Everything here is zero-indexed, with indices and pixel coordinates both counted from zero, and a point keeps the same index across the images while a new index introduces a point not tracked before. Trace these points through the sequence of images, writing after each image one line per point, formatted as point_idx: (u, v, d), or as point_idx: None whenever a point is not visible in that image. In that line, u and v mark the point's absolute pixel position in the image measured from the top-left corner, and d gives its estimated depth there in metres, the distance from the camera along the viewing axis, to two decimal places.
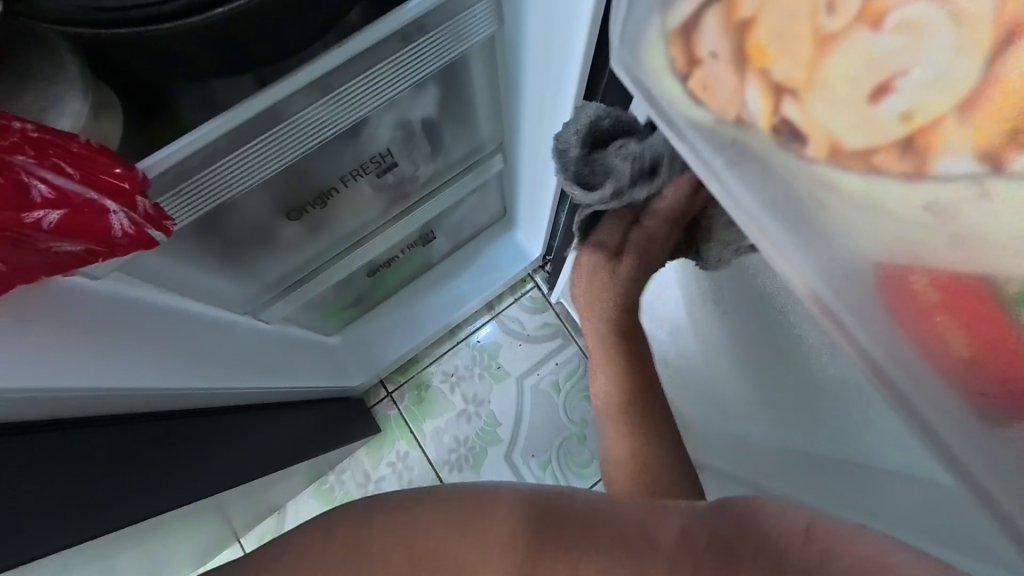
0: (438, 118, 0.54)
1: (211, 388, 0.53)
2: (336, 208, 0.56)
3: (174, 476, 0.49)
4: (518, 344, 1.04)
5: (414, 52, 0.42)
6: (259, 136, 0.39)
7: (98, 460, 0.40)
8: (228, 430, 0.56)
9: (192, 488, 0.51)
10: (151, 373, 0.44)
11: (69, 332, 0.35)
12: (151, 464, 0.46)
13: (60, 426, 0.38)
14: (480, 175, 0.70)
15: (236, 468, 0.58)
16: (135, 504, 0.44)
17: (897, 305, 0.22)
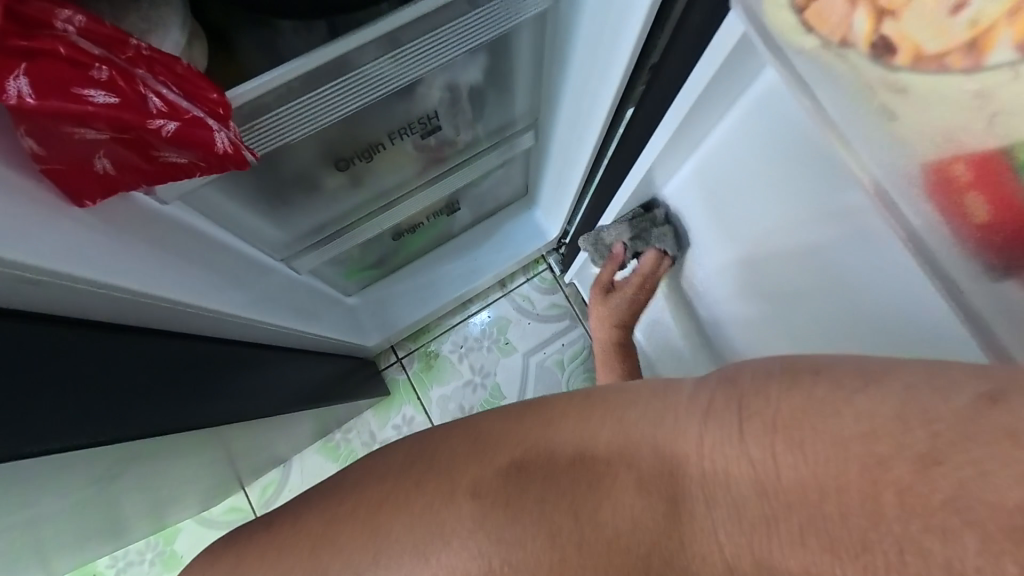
0: (483, 87, 0.57)
1: (254, 323, 0.55)
2: (379, 165, 0.59)
3: (225, 399, 0.48)
4: (527, 321, 1.07)
5: (477, 18, 0.44)
6: (328, 84, 0.41)
7: (164, 366, 0.39)
8: (265, 362, 0.58)
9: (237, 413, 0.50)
10: (205, 294, 0.45)
11: (128, 237, 0.35)
12: (209, 380, 0.45)
13: (127, 328, 0.37)
14: (512, 150, 0.73)
15: (273, 399, 0.59)
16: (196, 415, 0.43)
17: (938, 184, 0.28)
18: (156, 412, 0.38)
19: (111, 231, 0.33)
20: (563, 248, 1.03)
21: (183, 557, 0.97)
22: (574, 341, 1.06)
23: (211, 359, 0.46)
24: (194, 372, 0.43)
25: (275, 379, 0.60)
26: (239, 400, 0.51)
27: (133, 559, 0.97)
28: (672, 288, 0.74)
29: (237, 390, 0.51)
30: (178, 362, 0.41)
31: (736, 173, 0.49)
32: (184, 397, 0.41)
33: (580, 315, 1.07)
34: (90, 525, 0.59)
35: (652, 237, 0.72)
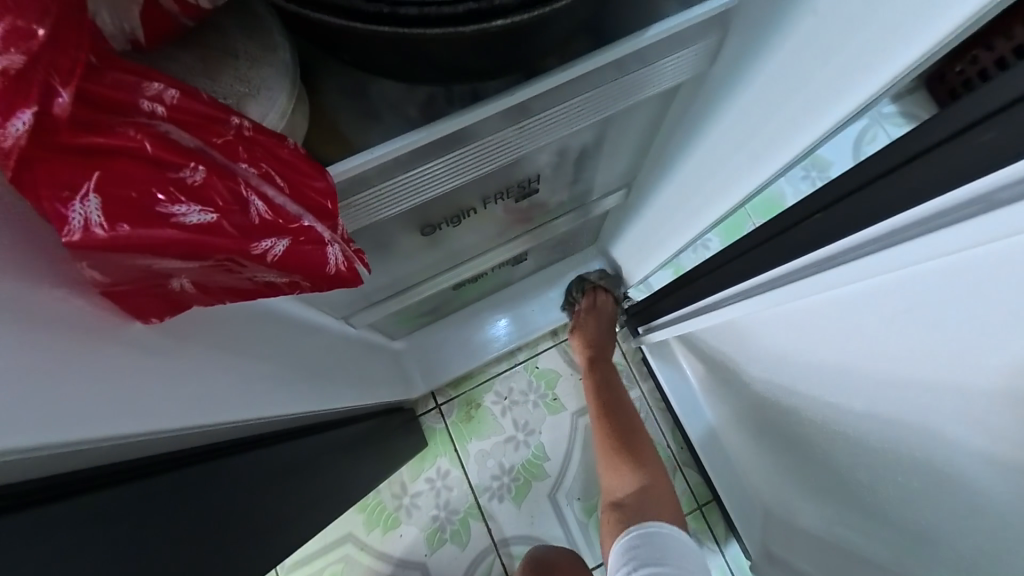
0: (593, 151, 0.49)
1: (315, 409, 0.47)
2: (461, 226, 0.52)
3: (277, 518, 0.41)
4: (579, 377, 0.98)
5: (617, 85, 0.37)
6: (440, 157, 0.34)
7: (203, 506, 0.32)
8: (318, 449, 0.49)
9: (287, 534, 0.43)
10: (269, 395, 0.37)
11: (180, 356, 0.28)
12: (257, 501, 0.38)
13: (154, 465, 0.29)
14: (596, 209, 0.65)
15: (319, 500, 0.51)
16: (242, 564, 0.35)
17: None
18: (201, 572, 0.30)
19: (161, 349, 0.27)
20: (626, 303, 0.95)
21: None
22: None
23: (262, 469, 0.39)
24: (232, 506, 0.35)
25: (322, 478, 0.51)
26: (284, 522, 0.43)
27: None
28: (788, 388, 0.63)
29: (282, 505, 0.42)
30: (214, 499, 0.33)
31: (885, 308, 0.42)
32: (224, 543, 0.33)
33: (636, 376, 0.97)
34: None
35: (761, 334, 0.61)
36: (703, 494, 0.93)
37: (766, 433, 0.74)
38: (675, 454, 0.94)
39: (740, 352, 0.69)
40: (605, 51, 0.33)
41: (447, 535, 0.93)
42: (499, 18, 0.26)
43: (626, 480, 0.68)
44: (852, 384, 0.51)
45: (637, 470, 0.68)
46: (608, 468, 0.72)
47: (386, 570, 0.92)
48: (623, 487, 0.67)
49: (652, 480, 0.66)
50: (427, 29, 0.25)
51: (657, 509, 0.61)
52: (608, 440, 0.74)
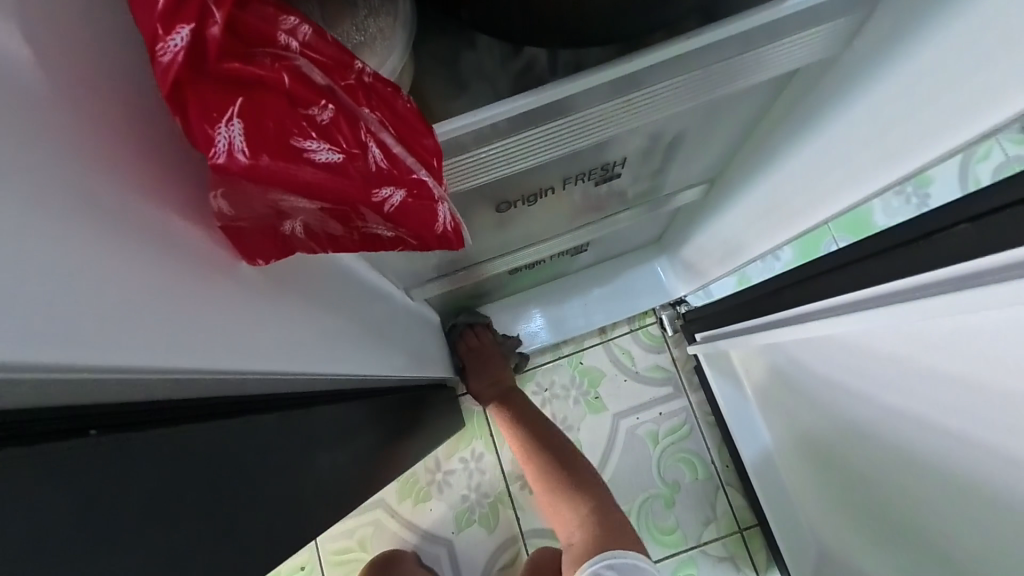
0: (687, 138, 0.46)
1: (383, 374, 0.48)
2: (536, 207, 0.50)
3: (337, 471, 0.43)
4: (624, 379, 0.95)
5: (737, 62, 0.34)
6: (540, 126, 0.32)
7: (277, 451, 0.33)
8: (372, 414, 0.49)
9: (341, 489, 0.45)
10: (341, 354, 0.38)
11: (269, 303, 0.29)
12: (325, 453, 0.40)
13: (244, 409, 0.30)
14: (673, 202, 0.62)
15: (366, 472, 0.51)
16: (297, 514, 0.36)
17: None
18: (249, 536, 0.30)
19: (242, 295, 0.27)
20: (683, 307, 0.90)
21: None
22: (675, 414, 0.93)
23: (335, 424, 0.41)
24: (295, 460, 0.35)
25: (374, 444, 0.52)
26: (330, 495, 0.42)
27: None
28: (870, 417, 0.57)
29: (336, 467, 0.43)
30: (282, 449, 0.34)
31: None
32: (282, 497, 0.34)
33: (685, 385, 0.93)
34: None
35: (846, 355, 0.55)
36: (746, 518, 0.88)
37: (832, 463, 0.69)
38: (719, 471, 0.89)
39: (817, 372, 0.63)
40: (733, 23, 0.30)
41: (475, 518, 0.93)
42: None
43: (573, 515, 0.68)
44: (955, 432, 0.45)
45: (577, 508, 0.68)
46: (550, 508, 0.72)
47: (414, 542, 0.93)
48: (568, 525, 0.68)
49: (601, 512, 0.67)
50: None
51: (620, 544, 0.62)
52: (540, 482, 0.73)
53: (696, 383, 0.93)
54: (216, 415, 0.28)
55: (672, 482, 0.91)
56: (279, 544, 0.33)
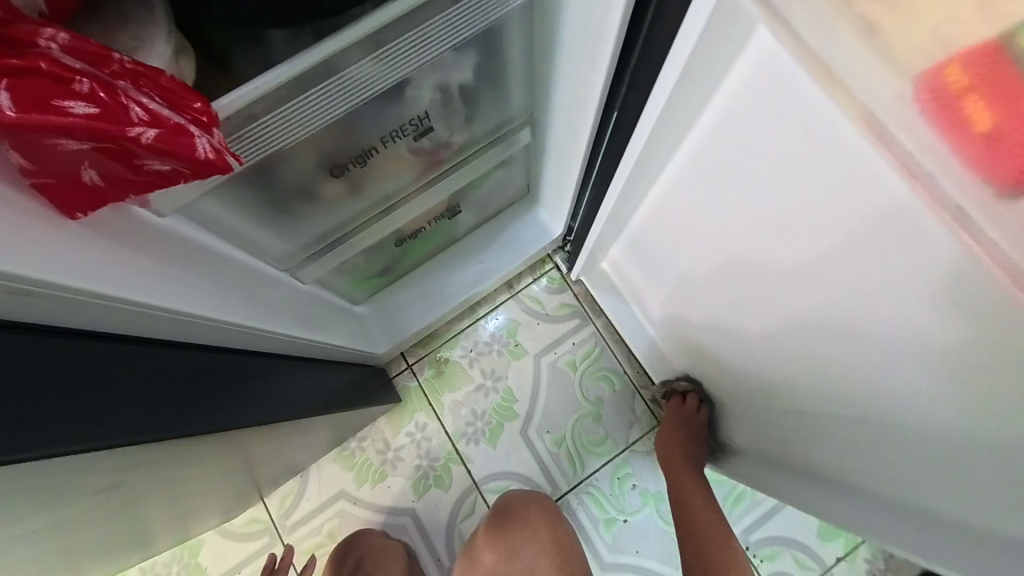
0: (474, 86, 0.57)
1: (262, 327, 0.56)
2: (375, 168, 0.60)
3: (235, 405, 0.51)
4: (538, 323, 1.06)
5: (460, 14, 0.44)
6: (314, 89, 0.42)
7: (157, 375, 0.40)
8: (258, 372, 0.56)
9: (248, 418, 0.53)
10: (208, 305, 0.46)
11: (125, 247, 0.37)
12: (214, 387, 0.47)
13: (116, 340, 0.37)
14: (508, 148, 0.72)
15: (277, 412, 0.60)
16: (196, 424, 0.44)
17: None
18: (135, 425, 0.37)
19: (107, 240, 0.35)
20: (568, 246, 1.02)
21: (206, 569, 0.98)
22: (585, 340, 1.04)
23: (213, 366, 0.48)
24: (179, 385, 0.43)
25: (276, 391, 0.60)
26: (235, 421, 0.50)
27: (160, 571, 0.98)
28: (685, 284, 0.71)
29: (235, 404, 0.51)
30: (161, 373, 0.41)
31: (725, 171, 0.49)
32: (169, 411, 0.41)
33: (589, 313, 1.05)
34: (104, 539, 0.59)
35: (663, 237, 0.69)
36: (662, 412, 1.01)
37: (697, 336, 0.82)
38: (633, 378, 1.02)
39: (649, 257, 0.77)
40: None
41: (431, 481, 1.01)
42: None
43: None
44: (729, 267, 0.58)
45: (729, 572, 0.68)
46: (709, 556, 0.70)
47: (379, 520, 1.00)
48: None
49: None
50: None
51: None
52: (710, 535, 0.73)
53: (597, 309, 1.05)
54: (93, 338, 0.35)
55: (596, 399, 1.03)
56: (176, 434, 0.41)
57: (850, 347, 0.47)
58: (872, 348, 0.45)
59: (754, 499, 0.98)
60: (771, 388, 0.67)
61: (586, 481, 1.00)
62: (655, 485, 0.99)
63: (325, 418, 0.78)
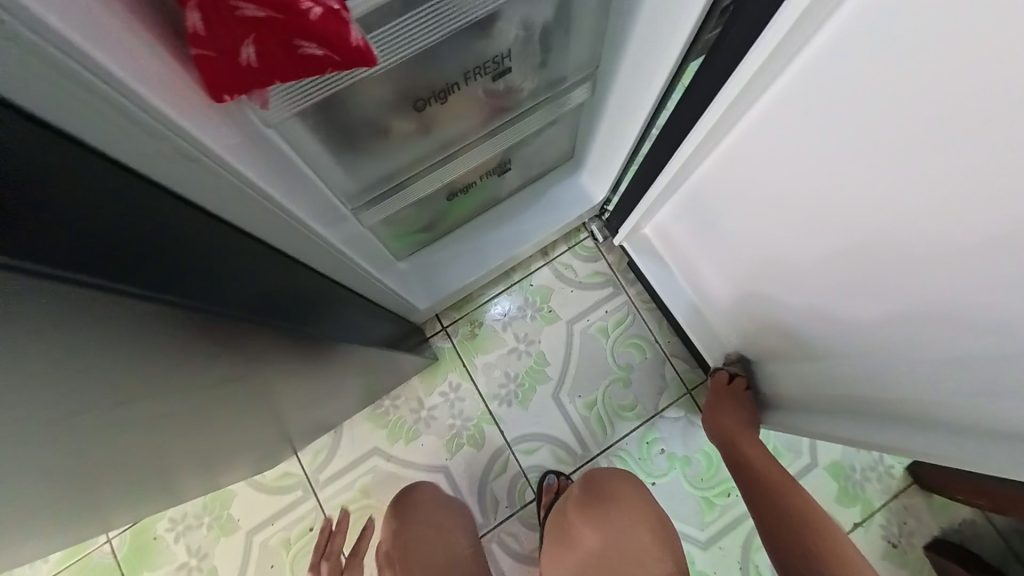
0: (551, 28, 0.56)
1: (330, 245, 0.57)
2: (448, 108, 0.60)
3: (302, 321, 0.51)
4: (571, 290, 1.07)
5: None
6: (419, 9, 0.42)
7: (241, 262, 0.41)
8: (320, 301, 0.57)
9: (318, 333, 0.55)
10: (291, 215, 0.47)
11: (239, 142, 0.38)
12: (285, 295, 0.48)
13: (215, 219, 0.38)
14: (567, 103, 0.73)
15: (339, 340, 0.61)
16: (271, 326, 0.44)
17: None
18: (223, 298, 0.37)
19: (224, 136, 0.35)
20: (606, 215, 1.03)
21: (238, 521, 0.98)
22: (618, 308, 1.06)
23: (282, 272, 0.49)
24: (258, 280, 0.43)
25: (337, 320, 0.61)
26: (306, 334, 0.52)
27: (191, 522, 0.98)
28: (732, 243, 0.73)
29: (302, 316, 0.51)
30: (246, 262, 0.42)
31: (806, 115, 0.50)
32: (253, 303, 0.41)
33: (622, 282, 1.07)
34: (167, 466, 0.60)
35: (715, 193, 0.70)
36: (691, 379, 1.04)
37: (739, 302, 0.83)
38: (663, 345, 1.05)
39: (696, 218, 0.79)
40: None
41: (463, 440, 1.02)
42: None
43: None
44: (784, 219, 0.59)
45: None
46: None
47: (411, 476, 1.01)
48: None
49: None
50: None
51: None
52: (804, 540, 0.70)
53: (630, 278, 1.07)
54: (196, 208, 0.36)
55: (626, 365, 1.05)
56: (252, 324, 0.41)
57: (923, 292, 0.49)
58: (947, 290, 0.46)
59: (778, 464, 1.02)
60: (822, 345, 0.69)
61: (616, 444, 1.02)
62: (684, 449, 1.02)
63: (373, 365, 0.78)
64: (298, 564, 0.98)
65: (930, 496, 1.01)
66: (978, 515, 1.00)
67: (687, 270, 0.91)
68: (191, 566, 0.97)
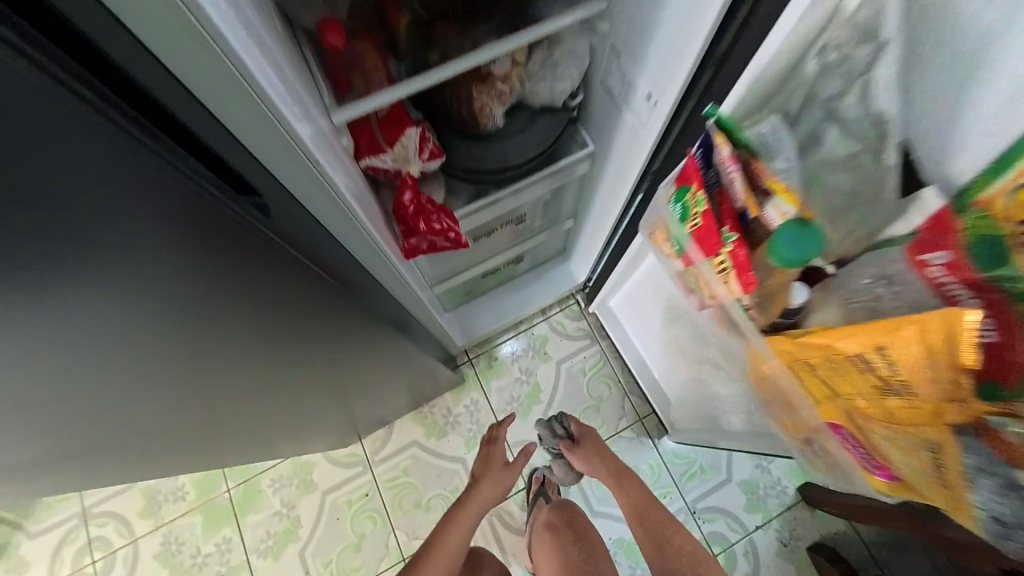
0: (548, 201, 1.04)
1: (424, 306, 1.05)
2: (491, 238, 1.08)
3: (382, 325, 0.78)
4: (561, 339, 1.53)
5: (552, 182, 0.90)
6: (480, 212, 0.88)
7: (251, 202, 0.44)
8: (400, 322, 0.86)
9: (413, 352, 1.01)
10: (415, 295, 0.95)
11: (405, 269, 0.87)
12: (321, 279, 0.56)
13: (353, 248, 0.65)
14: (560, 227, 1.22)
15: (418, 358, 1.07)
16: (363, 317, 0.69)
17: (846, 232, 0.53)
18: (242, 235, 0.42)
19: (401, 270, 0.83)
20: (588, 289, 1.50)
21: (316, 483, 1.40)
22: (593, 355, 1.51)
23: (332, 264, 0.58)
24: (289, 242, 0.49)
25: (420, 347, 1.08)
26: (407, 353, 0.98)
27: (283, 482, 1.40)
28: (651, 325, 1.17)
29: (381, 323, 0.77)
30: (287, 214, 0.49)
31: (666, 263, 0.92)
32: (350, 295, 0.64)
33: (597, 336, 1.52)
34: (316, 423, 1.05)
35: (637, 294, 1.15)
36: (643, 409, 1.46)
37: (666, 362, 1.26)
38: (624, 383, 1.48)
39: (632, 305, 1.23)
40: (538, 174, 0.85)
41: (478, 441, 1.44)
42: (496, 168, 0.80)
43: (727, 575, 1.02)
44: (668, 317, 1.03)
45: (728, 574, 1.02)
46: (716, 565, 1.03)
47: (439, 463, 1.42)
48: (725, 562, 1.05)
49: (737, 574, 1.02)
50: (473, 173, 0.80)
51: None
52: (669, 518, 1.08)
53: (603, 333, 1.52)
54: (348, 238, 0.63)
55: (597, 396, 1.48)
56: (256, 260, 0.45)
57: None
58: None
59: (702, 477, 1.41)
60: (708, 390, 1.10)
61: None
62: (635, 460, 1.42)
63: (428, 378, 1.23)
64: (355, 519, 1.37)
65: (814, 511, 1.38)
66: (849, 527, 1.37)
67: (631, 338, 1.35)
68: (281, 513, 1.38)
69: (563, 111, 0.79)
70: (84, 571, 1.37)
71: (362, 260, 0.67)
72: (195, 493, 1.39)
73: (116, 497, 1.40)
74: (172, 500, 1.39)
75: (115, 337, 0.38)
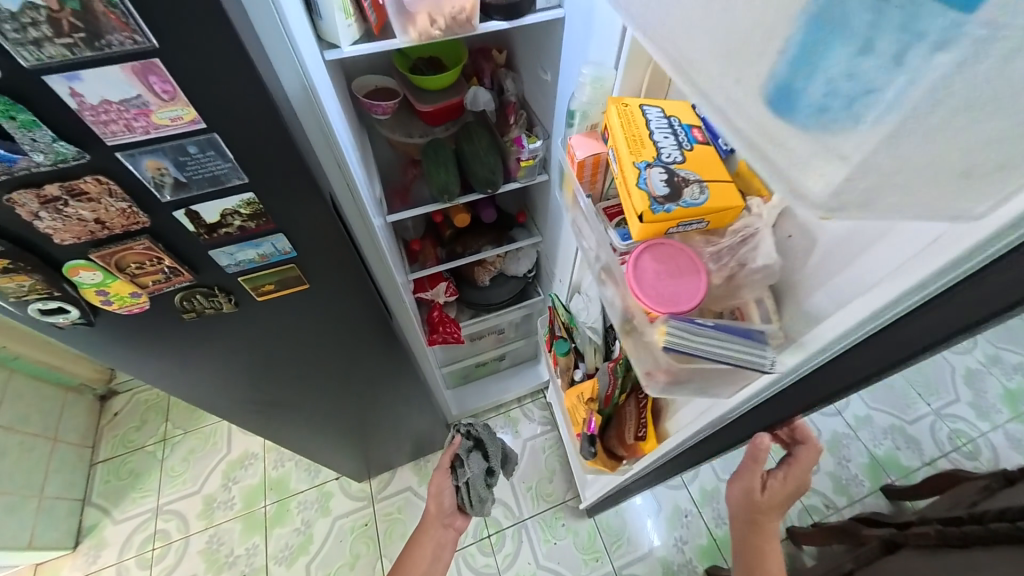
0: (519, 322, 1.70)
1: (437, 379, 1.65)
2: (482, 340, 1.72)
3: (412, 373, 1.26)
4: (530, 422, 2.05)
5: (518, 312, 1.58)
6: (474, 324, 1.54)
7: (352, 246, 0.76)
8: (421, 379, 1.37)
9: (427, 409, 1.57)
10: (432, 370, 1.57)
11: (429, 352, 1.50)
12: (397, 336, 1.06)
13: (406, 318, 1.15)
14: (530, 340, 1.85)
15: (428, 415, 1.63)
16: (404, 364, 1.18)
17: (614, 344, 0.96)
18: (334, 241, 0.69)
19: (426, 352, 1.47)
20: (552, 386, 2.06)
21: (330, 509, 1.84)
22: (552, 437, 2.01)
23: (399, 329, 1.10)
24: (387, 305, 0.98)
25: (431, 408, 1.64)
26: (422, 409, 1.55)
27: (308, 504, 1.85)
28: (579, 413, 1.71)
29: (412, 372, 1.26)
30: (386, 289, 0.99)
31: None
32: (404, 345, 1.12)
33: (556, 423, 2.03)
34: (354, 449, 1.59)
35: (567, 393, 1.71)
36: None
37: None
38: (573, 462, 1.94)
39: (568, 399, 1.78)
40: (509, 308, 1.53)
41: None
42: (485, 305, 1.47)
43: None
44: None
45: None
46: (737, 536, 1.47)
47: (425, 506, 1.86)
48: None
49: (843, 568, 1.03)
50: (473, 305, 1.48)
51: None
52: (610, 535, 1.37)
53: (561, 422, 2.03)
54: (404, 311, 1.13)
55: (551, 469, 1.93)
56: (350, 277, 0.78)
57: None
58: None
59: (627, 549, 1.77)
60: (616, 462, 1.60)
61: (538, 514, 1.84)
62: (575, 524, 1.82)
63: (430, 434, 1.76)
64: (354, 542, 1.79)
65: None
66: None
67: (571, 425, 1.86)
68: (300, 529, 1.81)
69: (524, 277, 1.49)
70: (144, 556, 1.78)
71: (407, 334, 1.19)
72: (243, 504, 1.86)
73: (186, 499, 1.88)
74: (225, 506, 1.85)
75: (319, 318, 0.84)
